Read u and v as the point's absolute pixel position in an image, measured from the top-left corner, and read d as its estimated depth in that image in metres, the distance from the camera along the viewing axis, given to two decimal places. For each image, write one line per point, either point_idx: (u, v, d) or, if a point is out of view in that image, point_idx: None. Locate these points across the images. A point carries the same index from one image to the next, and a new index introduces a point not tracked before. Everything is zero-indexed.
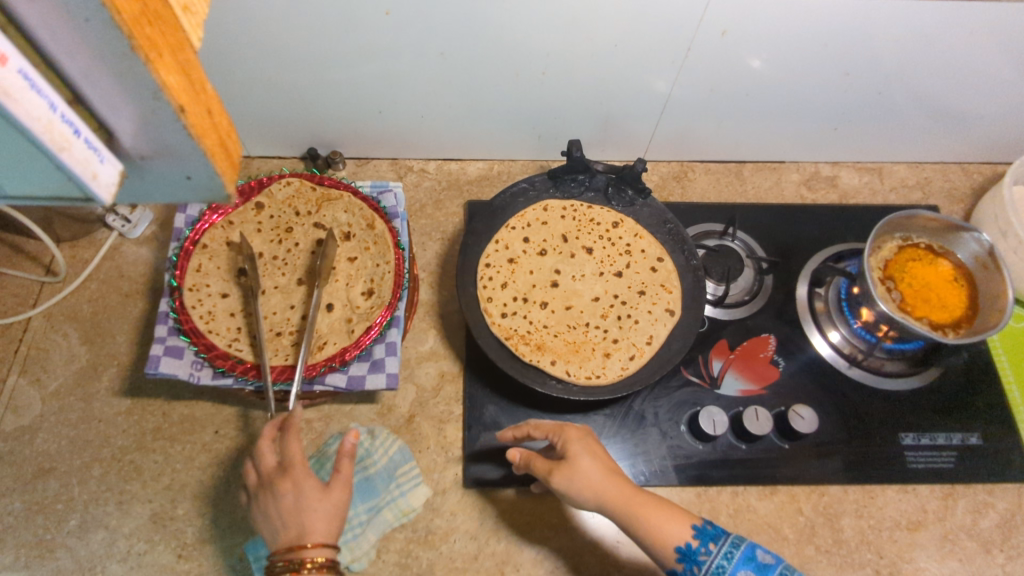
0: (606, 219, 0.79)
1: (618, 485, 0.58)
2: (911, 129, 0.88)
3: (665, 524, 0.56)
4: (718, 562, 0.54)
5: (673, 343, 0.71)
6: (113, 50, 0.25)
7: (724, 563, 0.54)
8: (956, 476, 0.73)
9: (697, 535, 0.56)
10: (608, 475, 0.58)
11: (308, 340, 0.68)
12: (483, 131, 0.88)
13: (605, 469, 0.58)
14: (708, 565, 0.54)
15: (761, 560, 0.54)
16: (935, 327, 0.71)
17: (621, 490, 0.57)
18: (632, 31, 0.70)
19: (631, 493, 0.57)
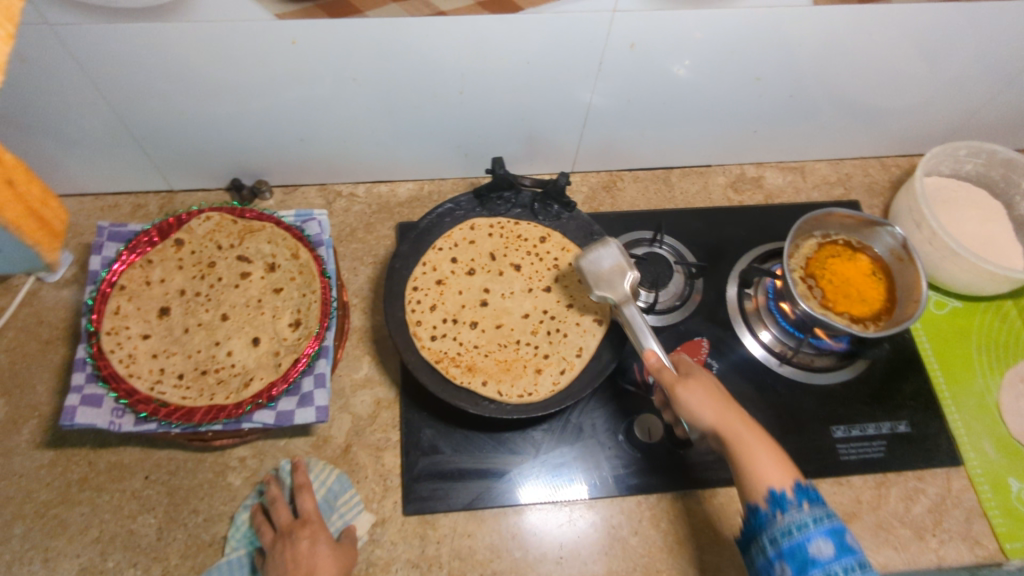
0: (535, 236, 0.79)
1: (739, 421, 0.58)
2: (827, 128, 0.91)
3: (765, 462, 0.56)
4: (803, 521, 0.52)
5: (602, 357, 0.72)
6: None
7: (808, 523, 0.52)
8: (886, 464, 0.75)
9: (796, 488, 0.54)
10: (726, 407, 0.59)
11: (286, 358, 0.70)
12: (409, 152, 0.87)
13: (726, 403, 0.60)
14: (792, 519, 0.53)
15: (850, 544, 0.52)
16: (855, 321, 0.73)
17: (737, 425, 0.58)
18: (542, 48, 0.71)
19: (746, 429, 0.58)
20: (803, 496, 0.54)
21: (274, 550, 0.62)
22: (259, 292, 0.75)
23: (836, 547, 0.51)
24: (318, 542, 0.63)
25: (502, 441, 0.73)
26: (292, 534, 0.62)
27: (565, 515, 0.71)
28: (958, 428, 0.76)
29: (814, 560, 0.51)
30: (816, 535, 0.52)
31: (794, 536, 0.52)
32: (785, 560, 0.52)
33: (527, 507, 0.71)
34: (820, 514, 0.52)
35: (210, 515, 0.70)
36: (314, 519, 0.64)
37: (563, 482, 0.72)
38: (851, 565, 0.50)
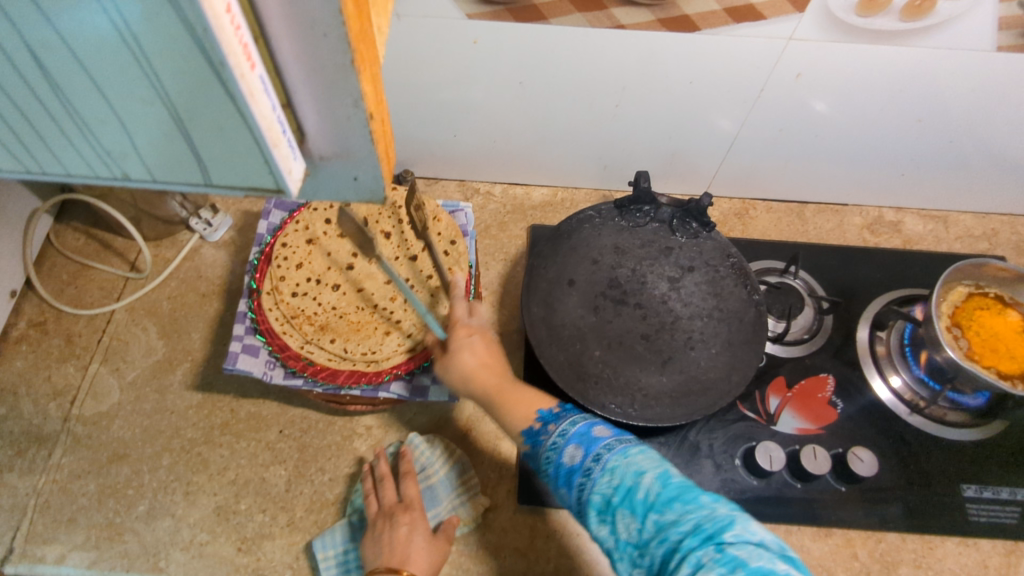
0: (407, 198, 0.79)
1: (493, 380, 0.61)
2: (981, 181, 0.88)
3: (520, 410, 0.57)
4: (553, 438, 0.53)
5: (732, 360, 0.72)
6: (348, 125, 0.23)
7: (556, 438, 0.53)
8: (1018, 532, 0.71)
9: (541, 420, 0.56)
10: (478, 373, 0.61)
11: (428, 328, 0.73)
12: (553, 158, 0.91)
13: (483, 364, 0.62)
14: (547, 441, 0.54)
15: (593, 432, 0.52)
16: (1003, 377, 0.70)
17: (493, 381, 0.60)
18: (707, 68, 0.72)
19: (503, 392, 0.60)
20: (550, 419, 0.55)
21: (376, 526, 0.63)
22: (393, 291, 0.77)
23: (583, 445, 0.51)
24: (416, 531, 0.63)
25: None
26: (394, 518, 0.63)
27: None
28: None
29: (572, 468, 0.51)
30: (568, 443, 0.52)
31: (552, 459, 0.53)
32: (562, 485, 0.52)
33: None
34: (566, 427, 0.53)
35: (335, 476, 0.73)
36: (415, 506, 0.65)
37: None
38: (601, 450, 0.50)
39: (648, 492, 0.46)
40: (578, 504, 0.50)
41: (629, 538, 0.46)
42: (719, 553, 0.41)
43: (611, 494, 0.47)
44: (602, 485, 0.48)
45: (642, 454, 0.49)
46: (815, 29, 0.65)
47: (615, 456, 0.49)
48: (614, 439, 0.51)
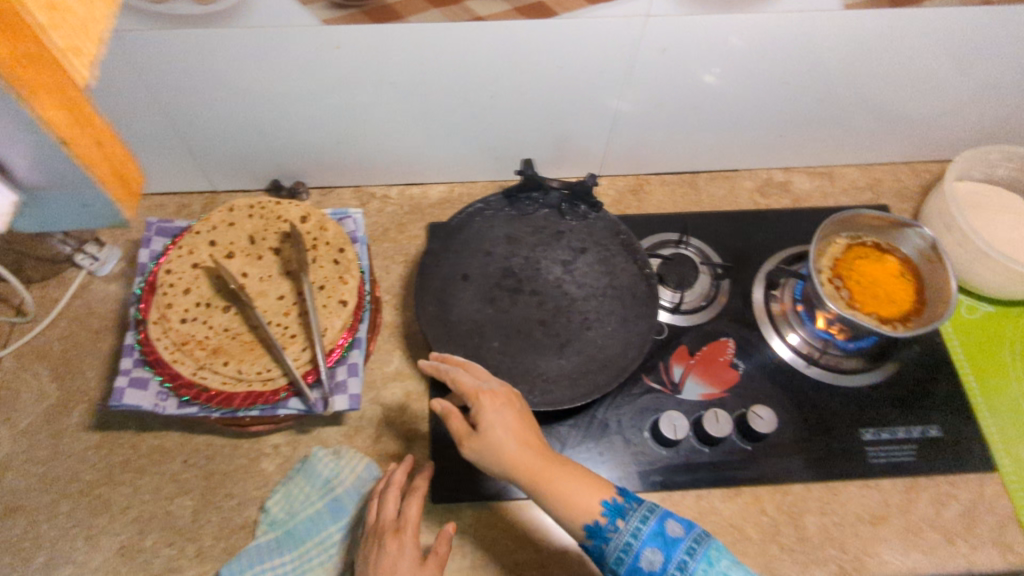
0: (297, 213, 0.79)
1: (525, 454, 0.57)
2: (856, 133, 0.90)
3: (579, 501, 0.57)
4: (626, 539, 0.56)
5: (627, 335, 0.73)
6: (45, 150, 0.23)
7: (631, 539, 0.56)
8: (916, 468, 0.74)
9: (603, 514, 0.56)
10: (522, 451, 0.57)
11: (321, 337, 0.72)
12: (442, 154, 0.90)
13: (523, 439, 0.58)
14: (616, 542, 0.56)
15: (669, 534, 0.56)
16: (884, 322, 0.73)
17: (539, 465, 0.57)
18: (571, 48, 0.72)
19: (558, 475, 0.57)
20: (615, 514, 0.57)
21: (369, 546, 0.62)
22: (291, 305, 0.75)
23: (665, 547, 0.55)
24: (404, 555, 0.61)
25: None
26: (383, 542, 0.61)
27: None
28: (993, 436, 0.75)
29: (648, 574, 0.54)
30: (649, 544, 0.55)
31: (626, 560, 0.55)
32: None
33: None
34: (637, 526, 0.56)
35: (244, 499, 0.72)
36: (409, 526, 0.63)
37: None
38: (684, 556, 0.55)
39: None
40: None
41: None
42: None
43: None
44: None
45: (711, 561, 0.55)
46: (667, 3, 0.66)
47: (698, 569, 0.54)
48: (692, 541, 0.56)
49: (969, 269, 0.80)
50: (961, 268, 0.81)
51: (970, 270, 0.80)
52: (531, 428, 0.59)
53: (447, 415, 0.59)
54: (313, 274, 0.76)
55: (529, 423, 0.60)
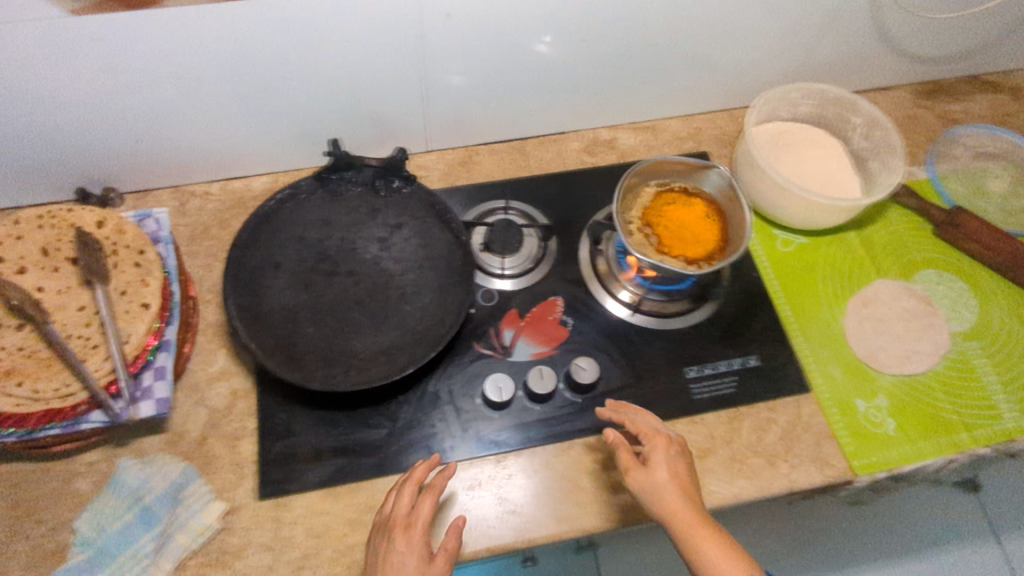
0: (91, 218, 0.75)
1: (690, 510, 0.60)
2: (670, 85, 0.92)
3: (712, 551, 0.58)
4: None
5: (443, 305, 0.73)
6: None
7: None
8: (737, 398, 0.77)
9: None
10: (678, 493, 0.61)
11: (120, 344, 0.68)
12: (257, 143, 0.86)
13: (681, 491, 0.62)
14: None
15: None
16: (690, 263, 0.75)
17: (691, 517, 0.59)
18: (355, 23, 0.70)
19: (697, 531, 0.59)
20: None
21: (377, 538, 0.63)
22: (90, 316, 0.70)
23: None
24: (410, 552, 0.61)
25: (359, 416, 0.73)
26: (392, 537, 0.61)
27: (452, 485, 0.71)
28: (806, 357, 0.80)
29: None
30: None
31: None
32: None
33: (383, 480, 0.71)
34: None
35: (58, 524, 0.68)
36: (418, 522, 0.62)
37: (421, 449, 0.72)
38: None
39: None
40: None
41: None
42: None
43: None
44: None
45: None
46: None
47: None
48: None
49: (771, 201, 0.84)
50: (765, 201, 0.85)
51: (772, 202, 0.84)
52: (691, 488, 0.63)
53: (619, 445, 0.66)
54: (112, 280, 0.71)
55: (692, 476, 0.64)
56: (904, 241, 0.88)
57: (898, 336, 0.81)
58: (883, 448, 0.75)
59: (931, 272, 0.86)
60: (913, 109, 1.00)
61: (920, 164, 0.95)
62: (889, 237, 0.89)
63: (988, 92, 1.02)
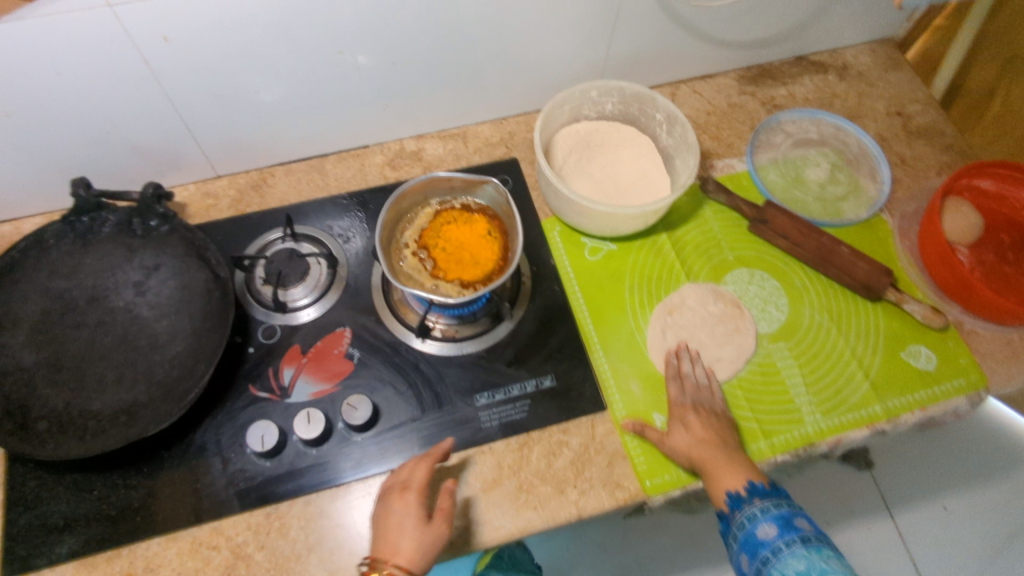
0: None
1: (711, 450, 0.68)
2: (468, 90, 0.87)
3: (725, 479, 0.66)
4: (748, 517, 0.64)
5: (195, 354, 0.68)
6: None
7: (756, 514, 0.64)
8: (528, 423, 0.74)
9: (749, 488, 0.66)
10: (700, 445, 0.69)
11: None
12: (6, 186, 0.76)
13: (699, 441, 0.69)
14: (742, 518, 0.65)
15: (792, 521, 0.63)
16: (465, 286, 0.71)
17: (709, 453, 0.68)
18: (54, 54, 0.62)
19: (714, 458, 0.68)
20: (755, 493, 0.65)
21: (383, 501, 0.65)
22: None
23: (751, 552, 0.63)
24: (409, 513, 0.62)
25: (115, 479, 0.68)
26: (390, 502, 0.63)
27: (219, 543, 0.67)
28: (604, 373, 0.77)
29: (762, 543, 0.62)
30: (761, 521, 0.64)
31: (747, 527, 0.64)
32: (741, 550, 0.64)
33: (143, 545, 0.66)
34: (745, 516, 0.64)
35: None
36: (415, 485, 0.64)
37: (185, 507, 0.68)
38: (768, 553, 0.62)
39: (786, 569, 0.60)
40: None
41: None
42: None
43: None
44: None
45: (804, 549, 0.61)
46: None
47: (779, 562, 0.60)
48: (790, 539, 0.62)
49: (561, 207, 0.82)
50: (559, 208, 0.83)
51: (562, 209, 0.82)
52: (708, 431, 0.70)
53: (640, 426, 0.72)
54: None
55: (719, 429, 0.71)
56: (717, 240, 0.85)
57: (702, 342, 0.78)
58: (677, 464, 0.72)
59: (743, 271, 0.83)
60: (737, 97, 0.96)
61: (739, 155, 0.91)
62: (702, 237, 0.85)
63: (815, 74, 0.99)
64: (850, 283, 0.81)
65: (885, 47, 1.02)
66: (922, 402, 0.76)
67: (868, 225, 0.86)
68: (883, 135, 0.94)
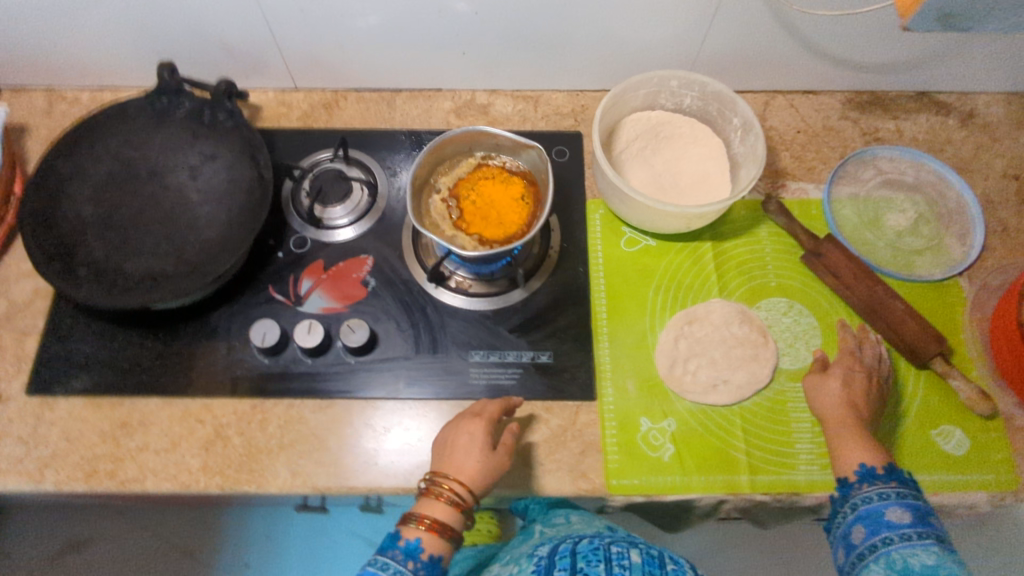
0: None
1: (850, 417, 0.67)
2: (549, 55, 0.85)
3: (846, 447, 0.66)
4: (876, 495, 0.62)
5: (226, 244, 0.72)
6: None
7: (886, 495, 0.61)
8: (514, 391, 0.73)
9: (885, 468, 0.63)
10: (846, 406, 0.68)
11: None
12: (112, 56, 0.83)
13: (846, 402, 0.68)
14: (871, 492, 0.62)
15: (923, 517, 0.60)
16: (483, 243, 0.71)
17: (841, 415, 0.68)
18: None
19: (851, 423, 0.67)
20: (891, 476, 0.63)
21: (454, 422, 0.68)
22: None
23: (870, 528, 0.60)
24: (476, 439, 0.65)
25: (134, 336, 0.75)
26: (460, 425, 0.66)
27: (206, 420, 0.72)
28: (604, 364, 0.75)
29: (888, 524, 0.60)
30: (893, 504, 0.61)
31: (872, 502, 0.62)
32: (862, 522, 0.61)
33: (143, 401, 0.73)
34: (879, 493, 0.62)
35: None
36: (486, 414, 0.67)
37: (186, 378, 0.74)
38: (892, 535, 0.59)
39: (909, 559, 0.57)
40: (850, 553, 0.61)
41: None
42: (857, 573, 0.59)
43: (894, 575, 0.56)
44: (877, 569, 0.58)
45: (936, 547, 0.57)
46: None
47: (903, 547, 0.58)
48: (915, 532, 0.58)
49: (606, 191, 0.80)
50: (603, 191, 0.81)
51: (606, 192, 0.80)
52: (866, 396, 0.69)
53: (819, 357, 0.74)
54: None
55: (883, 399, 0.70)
56: (764, 262, 0.80)
57: (714, 361, 0.74)
58: (648, 472, 0.70)
59: (781, 301, 0.78)
60: (837, 120, 0.88)
61: (817, 181, 0.85)
62: (748, 255, 0.80)
63: (933, 114, 0.89)
64: (896, 341, 0.74)
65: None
66: (935, 484, 0.70)
67: (939, 287, 0.78)
68: (989, 197, 0.84)
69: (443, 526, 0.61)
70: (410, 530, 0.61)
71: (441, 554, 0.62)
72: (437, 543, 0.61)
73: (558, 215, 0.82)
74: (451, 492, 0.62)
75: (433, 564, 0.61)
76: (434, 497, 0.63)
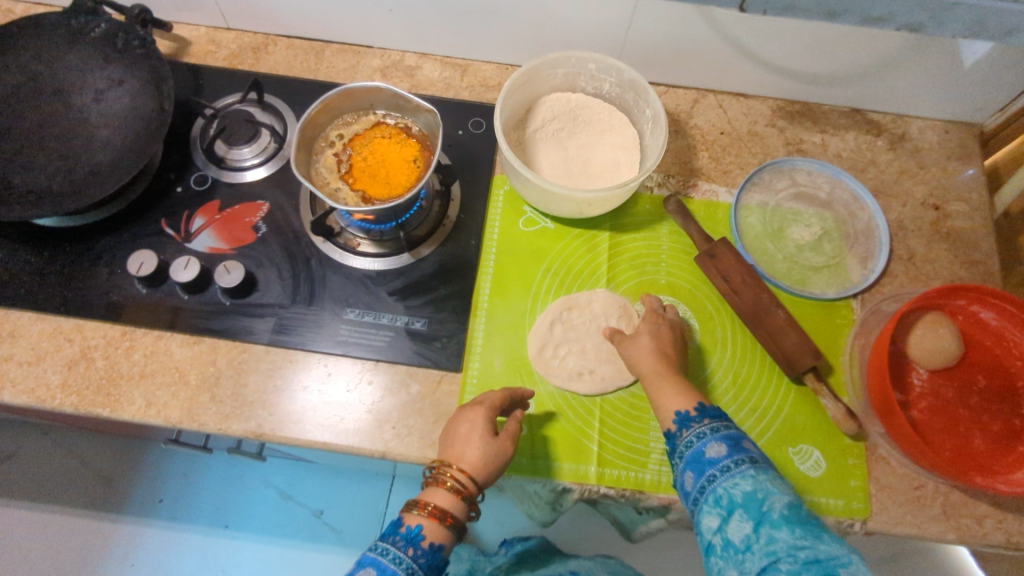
0: None
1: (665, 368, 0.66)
2: (476, 26, 0.84)
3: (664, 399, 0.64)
4: (695, 435, 0.60)
5: (116, 171, 0.73)
6: None
7: (705, 433, 0.59)
8: (380, 353, 0.73)
9: (698, 408, 0.62)
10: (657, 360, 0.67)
11: None
12: None
13: (659, 355, 0.67)
14: (691, 433, 0.60)
15: (742, 444, 0.58)
16: (365, 199, 0.70)
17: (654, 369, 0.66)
18: None
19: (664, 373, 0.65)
20: (703, 413, 0.61)
21: (455, 415, 0.66)
22: None
23: (697, 471, 0.57)
24: (477, 424, 0.63)
25: (20, 249, 0.76)
26: (462, 414, 0.65)
27: (75, 339, 0.73)
28: (477, 338, 0.75)
29: (709, 460, 0.57)
30: (711, 439, 0.58)
31: (694, 445, 0.59)
32: (688, 466, 0.58)
33: (17, 313, 0.74)
34: (697, 432, 0.60)
35: None
36: (488, 402, 0.65)
37: (62, 297, 0.74)
38: (714, 471, 0.56)
39: (734, 491, 0.54)
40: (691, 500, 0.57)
41: (734, 540, 0.51)
42: (698, 521, 0.55)
43: (721, 513, 0.53)
44: (709, 510, 0.54)
45: (752, 470, 0.55)
46: None
47: (725, 480, 0.55)
48: (731, 461, 0.56)
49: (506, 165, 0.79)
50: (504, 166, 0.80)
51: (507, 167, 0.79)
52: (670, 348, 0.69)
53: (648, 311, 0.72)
54: None
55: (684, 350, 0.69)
56: (659, 258, 0.79)
57: (585, 350, 0.74)
58: None
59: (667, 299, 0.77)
60: (763, 127, 0.87)
61: (730, 185, 0.83)
62: (644, 250, 0.80)
63: (863, 133, 0.87)
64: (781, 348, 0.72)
65: (963, 132, 0.88)
66: None
67: (829, 306, 0.77)
68: (902, 223, 0.82)
69: (443, 513, 0.59)
70: (412, 516, 0.59)
71: (442, 543, 0.59)
72: (437, 530, 0.59)
73: (460, 185, 0.82)
74: (455, 480, 0.60)
75: (434, 552, 0.58)
76: (439, 484, 0.61)
